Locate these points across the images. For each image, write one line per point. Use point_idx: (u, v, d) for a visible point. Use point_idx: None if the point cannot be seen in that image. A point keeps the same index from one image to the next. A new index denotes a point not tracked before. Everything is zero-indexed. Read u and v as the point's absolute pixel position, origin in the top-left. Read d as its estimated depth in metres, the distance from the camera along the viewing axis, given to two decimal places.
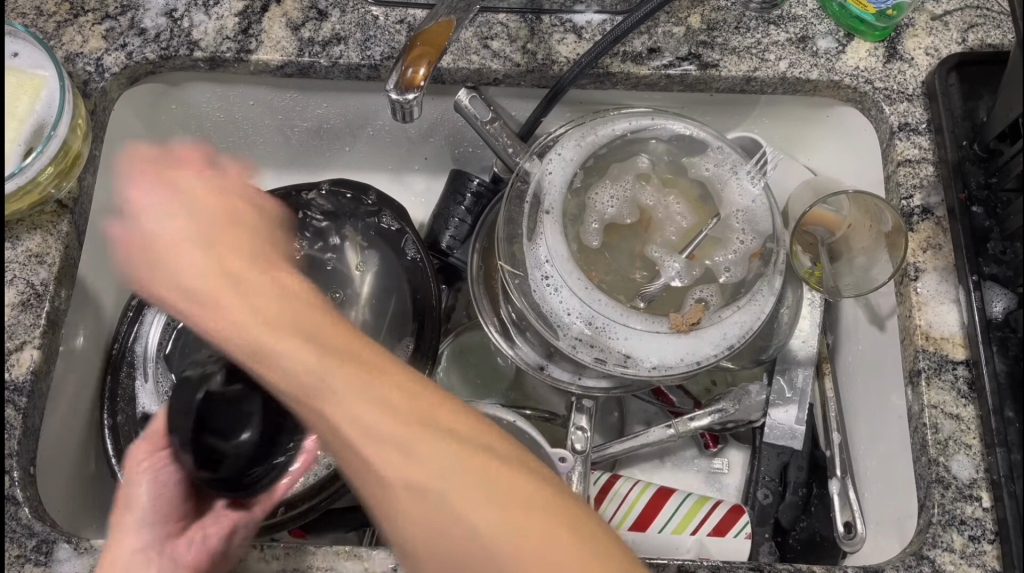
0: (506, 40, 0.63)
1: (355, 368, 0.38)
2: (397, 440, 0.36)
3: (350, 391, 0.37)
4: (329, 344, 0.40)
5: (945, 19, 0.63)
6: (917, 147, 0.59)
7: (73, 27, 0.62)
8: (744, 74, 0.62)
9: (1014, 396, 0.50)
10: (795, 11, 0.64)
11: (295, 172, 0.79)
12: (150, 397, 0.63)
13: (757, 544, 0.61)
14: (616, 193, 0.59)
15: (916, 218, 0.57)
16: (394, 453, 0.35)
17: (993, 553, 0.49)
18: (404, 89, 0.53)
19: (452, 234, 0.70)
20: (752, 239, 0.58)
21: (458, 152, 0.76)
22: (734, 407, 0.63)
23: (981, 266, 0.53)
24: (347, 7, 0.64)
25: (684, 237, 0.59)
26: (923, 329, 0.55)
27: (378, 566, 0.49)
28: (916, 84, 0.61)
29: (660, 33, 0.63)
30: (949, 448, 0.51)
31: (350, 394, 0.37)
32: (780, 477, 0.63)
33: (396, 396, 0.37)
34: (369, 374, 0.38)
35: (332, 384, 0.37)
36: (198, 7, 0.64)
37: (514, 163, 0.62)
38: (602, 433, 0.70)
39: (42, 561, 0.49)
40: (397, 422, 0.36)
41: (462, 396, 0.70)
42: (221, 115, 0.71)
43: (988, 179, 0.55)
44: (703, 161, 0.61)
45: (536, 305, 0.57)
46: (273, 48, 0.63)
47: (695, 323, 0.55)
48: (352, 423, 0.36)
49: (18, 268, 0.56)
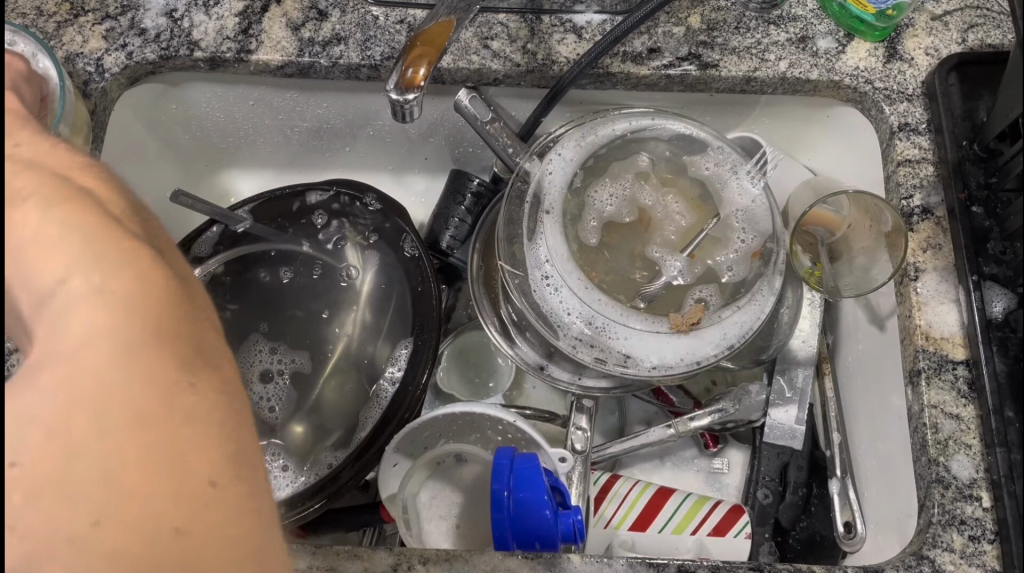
0: (506, 40, 0.63)
1: (158, 326, 0.29)
2: (101, 453, 0.26)
3: (36, 288, 0.29)
4: (126, 278, 0.29)
5: (945, 19, 0.63)
6: (917, 147, 0.59)
7: (73, 27, 0.62)
8: (744, 74, 0.62)
9: (1014, 396, 0.50)
10: (795, 11, 0.64)
11: (296, 172, 0.79)
12: None
13: (757, 544, 0.62)
14: (616, 192, 0.59)
15: (916, 218, 0.57)
16: (52, 455, 0.26)
17: (993, 553, 0.49)
18: (404, 89, 0.53)
19: (452, 234, 0.70)
20: (753, 239, 0.58)
21: (458, 152, 0.76)
22: (734, 407, 0.63)
23: (981, 266, 0.53)
24: (347, 7, 0.64)
25: (683, 236, 0.59)
26: (923, 329, 0.55)
27: (379, 566, 0.49)
28: (915, 84, 0.61)
29: (660, 32, 0.63)
30: (949, 448, 0.51)
31: (116, 344, 0.28)
32: (780, 477, 0.63)
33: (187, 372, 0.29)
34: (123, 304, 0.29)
35: (96, 316, 0.28)
36: (198, 7, 0.64)
37: (514, 163, 0.62)
38: (602, 433, 0.70)
39: None
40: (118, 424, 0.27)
41: (462, 396, 0.70)
42: (221, 115, 0.71)
43: (988, 179, 0.55)
44: (702, 161, 0.61)
45: (537, 305, 0.57)
46: (273, 48, 0.63)
47: (695, 323, 0.55)
48: (81, 374, 0.27)
49: None
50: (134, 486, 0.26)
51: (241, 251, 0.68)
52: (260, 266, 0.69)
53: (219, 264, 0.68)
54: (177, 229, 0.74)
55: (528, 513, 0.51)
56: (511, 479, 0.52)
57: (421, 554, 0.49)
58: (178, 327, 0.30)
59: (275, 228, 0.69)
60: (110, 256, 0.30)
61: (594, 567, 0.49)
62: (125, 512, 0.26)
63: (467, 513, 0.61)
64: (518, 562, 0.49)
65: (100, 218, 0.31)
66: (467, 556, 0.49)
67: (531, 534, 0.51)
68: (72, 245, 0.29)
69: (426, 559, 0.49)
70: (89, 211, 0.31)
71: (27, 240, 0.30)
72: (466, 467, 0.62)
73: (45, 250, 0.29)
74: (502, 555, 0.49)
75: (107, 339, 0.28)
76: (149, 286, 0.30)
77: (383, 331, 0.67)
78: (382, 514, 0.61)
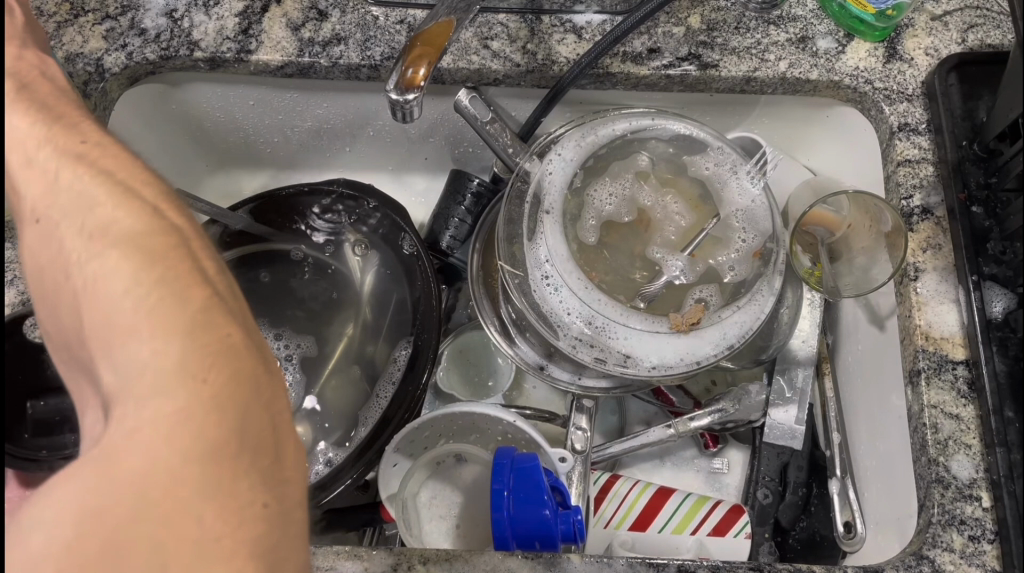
0: (506, 40, 0.63)
1: (218, 405, 0.28)
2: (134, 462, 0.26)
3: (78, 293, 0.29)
4: (175, 322, 0.28)
5: (945, 20, 0.63)
6: (917, 147, 0.59)
7: (73, 27, 0.62)
8: (744, 74, 0.62)
9: (1014, 396, 0.50)
10: (795, 11, 0.64)
11: (296, 172, 0.79)
12: None
13: (757, 544, 0.62)
14: (615, 191, 0.59)
15: (916, 218, 0.57)
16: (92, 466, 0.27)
17: (992, 553, 0.49)
18: (404, 89, 0.53)
19: (452, 234, 0.70)
20: (754, 238, 0.58)
21: (458, 152, 0.76)
22: (734, 407, 0.63)
23: (981, 266, 0.54)
24: (347, 7, 0.64)
25: (683, 236, 0.59)
26: (922, 329, 0.55)
27: (379, 566, 0.49)
28: (916, 84, 0.61)
29: (660, 33, 0.63)
30: (949, 448, 0.51)
31: (166, 420, 0.27)
32: (780, 477, 0.63)
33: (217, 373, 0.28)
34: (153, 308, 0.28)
35: (150, 383, 0.27)
36: (198, 7, 0.64)
37: (514, 164, 0.62)
38: (602, 433, 0.70)
39: None
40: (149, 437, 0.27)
41: (462, 396, 0.70)
42: (221, 115, 0.71)
43: (988, 179, 0.55)
44: (702, 160, 0.61)
45: (537, 305, 0.57)
46: (273, 48, 0.63)
47: (695, 323, 0.55)
48: (128, 446, 0.27)
49: (19, 268, 0.56)
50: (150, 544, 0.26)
51: (244, 250, 0.69)
52: (261, 266, 0.69)
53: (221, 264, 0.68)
54: None
55: (527, 514, 0.51)
56: (511, 479, 0.52)
57: (421, 554, 0.49)
58: (246, 401, 0.29)
59: (275, 229, 0.69)
60: (178, 322, 0.28)
61: (594, 566, 0.49)
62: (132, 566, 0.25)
63: (468, 513, 0.61)
64: (519, 562, 0.49)
65: (182, 271, 0.30)
66: (468, 556, 0.49)
67: (531, 534, 0.51)
68: (143, 305, 0.28)
69: (426, 559, 0.49)
70: (173, 264, 0.30)
71: (95, 278, 0.29)
72: (466, 467, 0.62)
73: (87, 256, 0.29)
74: (503, 555, 0.49)
75: (161, 414, 0.27)
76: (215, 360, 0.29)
77: (384, 331, 0.67)
78: (383, 513, 0.61)
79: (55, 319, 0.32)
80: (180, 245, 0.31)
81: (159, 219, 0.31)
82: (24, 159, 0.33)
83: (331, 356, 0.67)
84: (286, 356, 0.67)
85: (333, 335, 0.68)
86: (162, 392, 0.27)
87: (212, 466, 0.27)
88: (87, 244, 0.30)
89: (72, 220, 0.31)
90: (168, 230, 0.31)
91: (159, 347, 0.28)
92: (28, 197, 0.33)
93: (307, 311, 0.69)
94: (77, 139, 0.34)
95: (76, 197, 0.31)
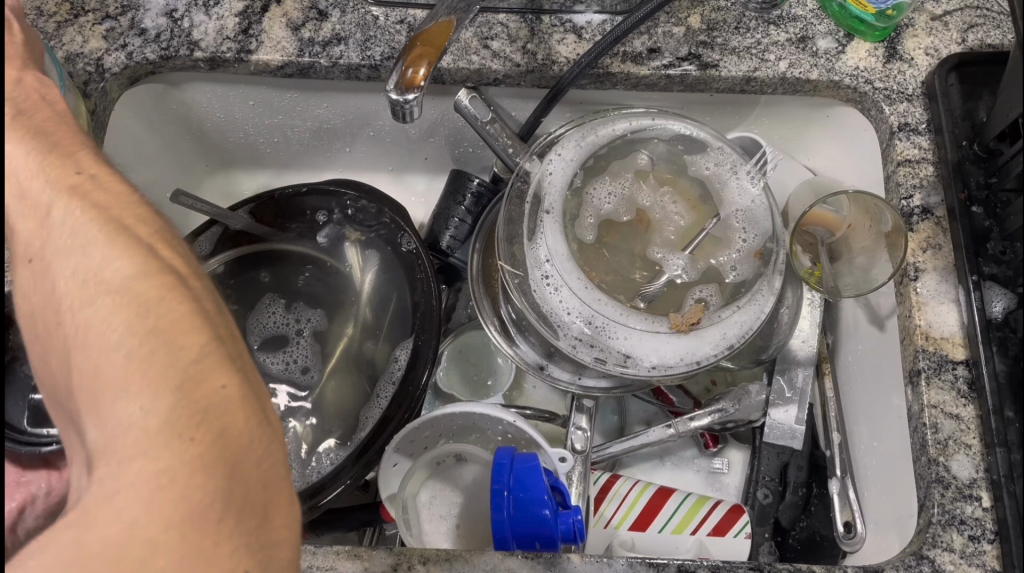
0: (506, 40, 0.63)
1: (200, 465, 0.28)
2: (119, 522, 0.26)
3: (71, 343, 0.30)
4: (168, 376, 0.29)
5: (945, 20, 0.63)
6: (917, 147, 0.59)
7: (73, 27, 0.62)
8: (744, 74, 0.62)
9: (1014, 396, 0.50)
10: (795, 11, 0.64)
11: (296, 173, 0.79)
12: None
13: (757, 544, 0.62)
14: (615, 189, 0.59)
15: (916, 218, 0.57)
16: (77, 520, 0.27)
17: (992, 553, 0.49)
18: (404, 89, 0.53)
19: (452, 234, 0.70)
20: (754, 238, 0.58)
21: (458, 152, 0.76)
22: (734, 407, 0.63)
23: (981, 266, 0.54)
24: (347, 7, 0.64)
25: (684, 236, 0.59)
26: (923, 329, 0.55)
27: (379, 566, 0.49)
28: (915, 84, 0.61)
29: (660, 33, 0.63)
30: (949, 448, 0.51)
31: (148, 479, 0.27)
32: (780, 477, 0.63)
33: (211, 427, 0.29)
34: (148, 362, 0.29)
35: (137, 435, 0.28)
36: (198, 7, 0.64)
37: (514, 164, 0.62)
38: (602, 433, 0.70)
39: None
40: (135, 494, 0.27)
41: (462, 397, 0.70)
42: (221, 115, 0.71)
43: (988, 179, 0.55)
44: (703, 160, 0.61)
45: (537, 305, 0.57)
46: (273, 48, 0.63)
47: (695, 323, 0.55)
48: (103, 503, 0.27)
49: None
50: None
51: (244, 250, 0.69)
52: (260, 267, 0.69)
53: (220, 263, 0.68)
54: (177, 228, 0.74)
55: (526, 512, 0.51)
56: (512, 477, 0.52)
57: (421, 554, 0.49)
58: (234, 459, 0.29)
59: (276, 229, 0.70)
60: (172, 375, 0.29)
61: (594, 566, 0.49)
62: None
63: (468, 513, 0.61)
64: (519, 562, 0.49)
65: (176, 316, 0.30)
66: (468, 556, 0.49)
67: (530, 533, 0.51)
68: (132, 357, 0.29)
69: (426, 559, 0.49)
70: (165, 319, 0.30)
71: (86, 328, 0.30)
72: (466, 467, 0.62)
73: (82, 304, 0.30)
74: (503, 555, 0.49)
75: (137, 468, 0.27)
76: (203, 415, 0.29)
77: (384, 331, 0.67)
78: (382, 513, 0.61)
79: (44, 361, 0.32)
80: (181, 296, 0.31)
81: (152, 261, 0.32)
82: (21, 194, 0.35)
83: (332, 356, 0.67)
84: (299, 331, 0.68)
85: (333, 335, 0.68)
86: (139, 446, 0.27)
87: (186, 531, 0.27)
88: (77, 289, 0.30)
89: (64, 256, 0.31)
90: (165, 274, 0.31)
91: (142, 405, 0.28)
92: (23, 236, 0.34)
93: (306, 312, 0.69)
94: (72, 169, 0.35)
95: (75, 238, 0.32)
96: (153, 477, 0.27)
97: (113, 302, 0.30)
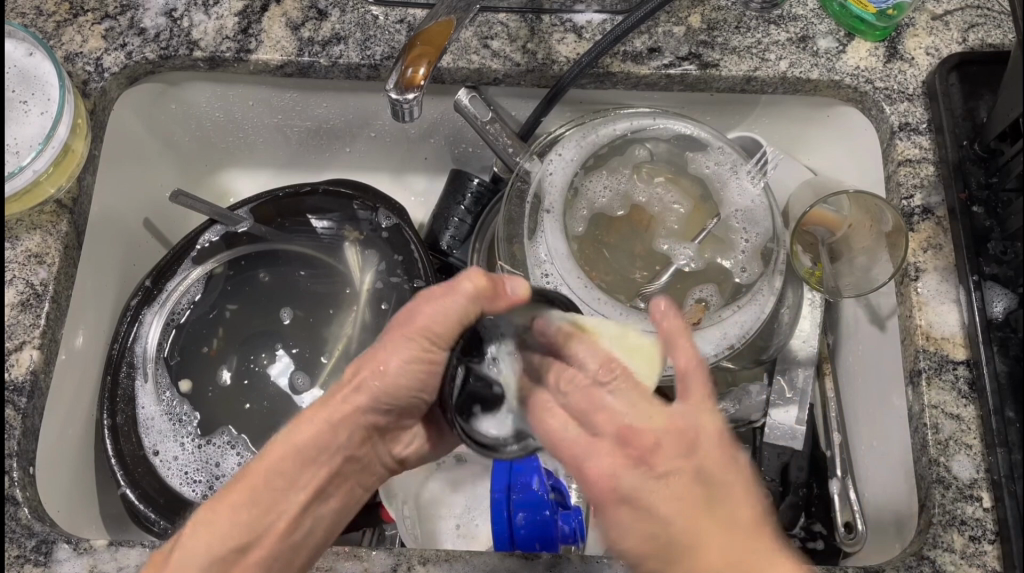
0: (506, 40, 0.63)
1: (698, 523, 0.38)
2: (671, 497, 0.39)
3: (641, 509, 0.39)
4: (687, 490, 0.39)
5: (945, 19, 0.63)
6: (917, 147, 0.59)
7: (73, 27, 0.62)
8: (744, 74, 0.62)
9: (1014, 397, 0.50)
10: (795, 11, 0.64)
11: (296, 174, 0.78)
12: (150, 397, 0.63)
13: None
14: (611, 184, 0.59)
15: (916, 218, 0.57)
16: (698, 517, 0.38)
17: (993, 553, 0.49)
18: (404, 89, 0.53)
19: (451, 234, 0.70)
20: (754, 238, 0.58)
21: (457, 151, 0.76)
22: (734, 407, 0.64)
23: (981, 266, 0.54)
24: (347, 7, 0.64)
25: (685, 227, 0.59)
26: (923, 329, 0.54)
27: (378, 566, 0.49)
28: (916, 83, 0.61)
29: (660, 32, 0.63)
30: (949, 448, 0.51)
31: (664, 496, 0.39)
32: (781, 478, 0.62)
33: (707, 480, 0.39)
34: (687, 500, 0.39)
35: (681, 514, 0.38)
36: (198, 7, 0.63)
37: (514, 163, 0.62)
38: None
39: (42, 561, 0.49)
40: (680, 501, 0.39)
41: None
42: (221, 115, 0.71)
43: (988, 179, 0.56)
44: (705, 158, 0.60)
45: None
46: (272, 48, 0.63)
47: (695, 324, 0.55)
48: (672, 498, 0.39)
49: (18, 268, 0.56)
50: (662, 541, 0.38)
51: (240, 251, 0.69)
52: (257, 269, 0.69)
53: (219, 264, 0.68)
54: (176, 228, 0.74)
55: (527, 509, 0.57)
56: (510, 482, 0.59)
57: (421, 554, 0.49)
58: (709, 512, 0.39)
59: (275, 228, 0.69)
60: (692, 500, 0.39)
61: (593, 567, 0.49)
62: (705, 534, 0.38)
63: (469, 514, 0.63)
64: (518, 563, 0.49)
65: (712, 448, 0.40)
66: (467, 557, 0.49)
67: (531, 534, 0.56)
68: (671, 482, 0.39)
69: (426, 559, 0.49)
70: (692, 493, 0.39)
71: (657, 488, 0.39)
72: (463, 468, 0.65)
73: (660, 484, 0.39)
74: (502, 556, 0.49)
75: (637, 516, 0.39)
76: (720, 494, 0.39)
77: (383, 332, 0.66)
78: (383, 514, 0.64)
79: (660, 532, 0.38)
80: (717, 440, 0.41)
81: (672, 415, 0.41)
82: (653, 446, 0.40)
83: (332, 355, 0.67)
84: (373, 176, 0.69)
85: (333, 335, 0.68)
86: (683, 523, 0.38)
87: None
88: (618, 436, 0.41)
89: (658, 483, 0.39)
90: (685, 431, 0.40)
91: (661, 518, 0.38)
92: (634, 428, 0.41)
93: (304, 311, 0.69)
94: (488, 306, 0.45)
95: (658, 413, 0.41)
96: (671, 541, 0.38)
97: (686, 477, 0.39)
